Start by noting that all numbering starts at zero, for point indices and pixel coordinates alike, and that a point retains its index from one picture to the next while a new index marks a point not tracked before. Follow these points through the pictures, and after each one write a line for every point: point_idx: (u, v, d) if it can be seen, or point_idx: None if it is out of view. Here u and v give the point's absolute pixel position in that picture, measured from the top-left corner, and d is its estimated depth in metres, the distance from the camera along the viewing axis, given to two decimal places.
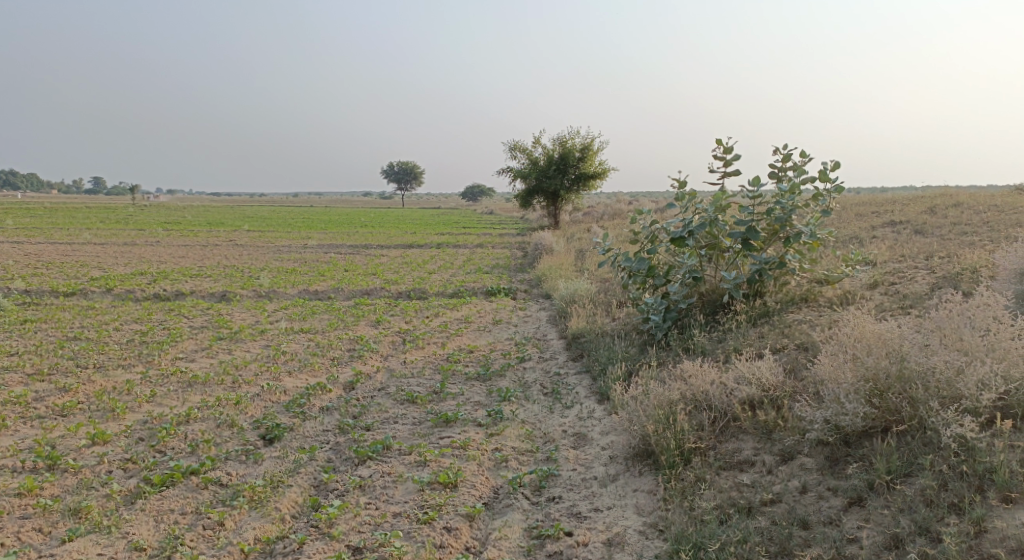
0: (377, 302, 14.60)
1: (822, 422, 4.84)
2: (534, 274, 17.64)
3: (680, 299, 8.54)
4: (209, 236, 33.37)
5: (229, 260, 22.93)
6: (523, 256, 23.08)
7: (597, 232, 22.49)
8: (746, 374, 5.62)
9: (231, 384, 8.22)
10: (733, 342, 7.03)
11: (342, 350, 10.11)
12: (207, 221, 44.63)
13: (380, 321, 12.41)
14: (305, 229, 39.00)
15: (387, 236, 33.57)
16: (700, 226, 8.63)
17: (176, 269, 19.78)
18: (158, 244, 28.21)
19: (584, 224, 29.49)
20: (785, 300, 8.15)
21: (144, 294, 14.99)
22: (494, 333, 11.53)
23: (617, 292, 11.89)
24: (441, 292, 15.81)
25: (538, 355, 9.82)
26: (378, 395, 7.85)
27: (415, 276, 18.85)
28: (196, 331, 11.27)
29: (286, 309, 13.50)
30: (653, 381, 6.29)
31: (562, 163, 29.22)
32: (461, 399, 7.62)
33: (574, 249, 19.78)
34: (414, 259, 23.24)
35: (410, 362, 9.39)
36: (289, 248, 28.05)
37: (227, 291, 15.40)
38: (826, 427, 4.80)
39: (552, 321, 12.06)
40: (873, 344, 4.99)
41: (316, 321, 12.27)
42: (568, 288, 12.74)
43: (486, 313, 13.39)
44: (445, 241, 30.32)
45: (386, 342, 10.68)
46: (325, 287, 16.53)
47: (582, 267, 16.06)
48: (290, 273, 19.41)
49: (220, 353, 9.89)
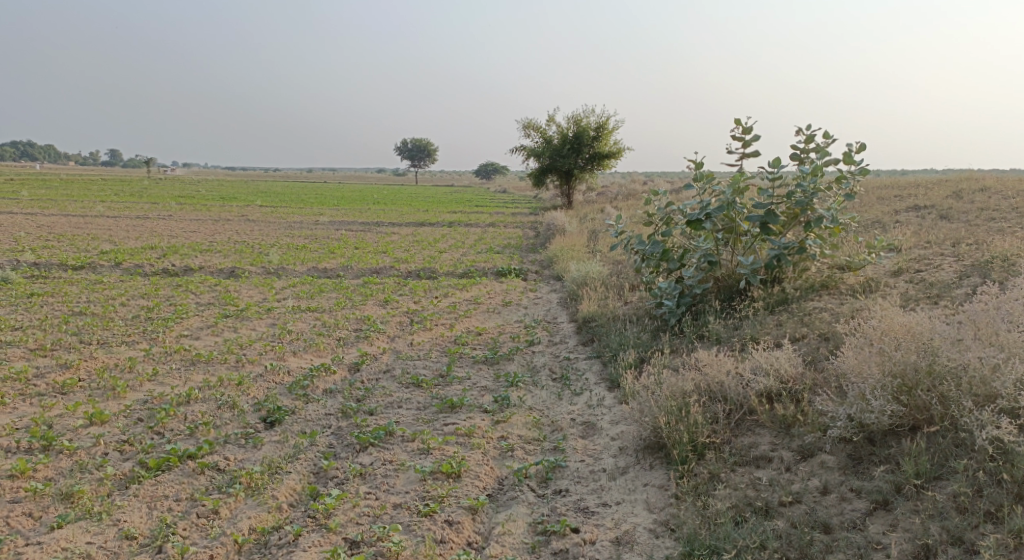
0: (387, 281, 14.41)
1: (846, 419, 4.62)
2: (546, 254, 17.40)
3: (695, 284, 8.29)
4: (221, 211, 33.26)
5: (240, 236, 22.80)
6: (535, 236, 22.82)
7: (611, 212, 22.18)
8: (763, 365, 5.38)
9: (234, 363, 8.07)
10: (749, 330, 6.78)
11: (349, 330, 9.94)
12: (219, 196, 44.54)
13: (389, 301, 12.23)
14: (317, 205, 38.89)
15: (399, 214, 33.37)
16: (717, 209, 8.36)
17: (187, 244, 19.68)
18: (170, 218, 28.15)
19: (598, 204, 29.12)
20: (804, 286, 7.88)
21: (152, 269, 14.88)
22: (503, 315, 11.32)
23: (630, 275, 11.63)
24: (451, 272, 15.61)
25: (548, 339, 9.60)
26: (383, 378, 7.68)
27: (425, 255, 18.66)
28: (202, 307, 11.14)
29: (294, 287, 13.34)
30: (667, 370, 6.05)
31: (577, 141, 28.82)
32: (468, 384, 7.43)
33: (587, 230, 19.49)
34: (425, 237, 23.02)
35: (417, 344, 9.21)
36: (301, 224, 27.91)
37: (236, 268, 15.26)
38: (851, 424, 4.58)
39: (562, 304, 11.83)
40: (902, 338, 4.74)
41: (324, 299, 12.10)
42: (580, 269, 12.49)
43: (496, 294, 13.18)
44: (457, 219, 30.11)
45: (393, 323, 10.50)
46: (335, 265, 16.36)
47: (595, 249, 15.78)
48: (300, 250, 19.26)
49: (226, 331, 9.75)
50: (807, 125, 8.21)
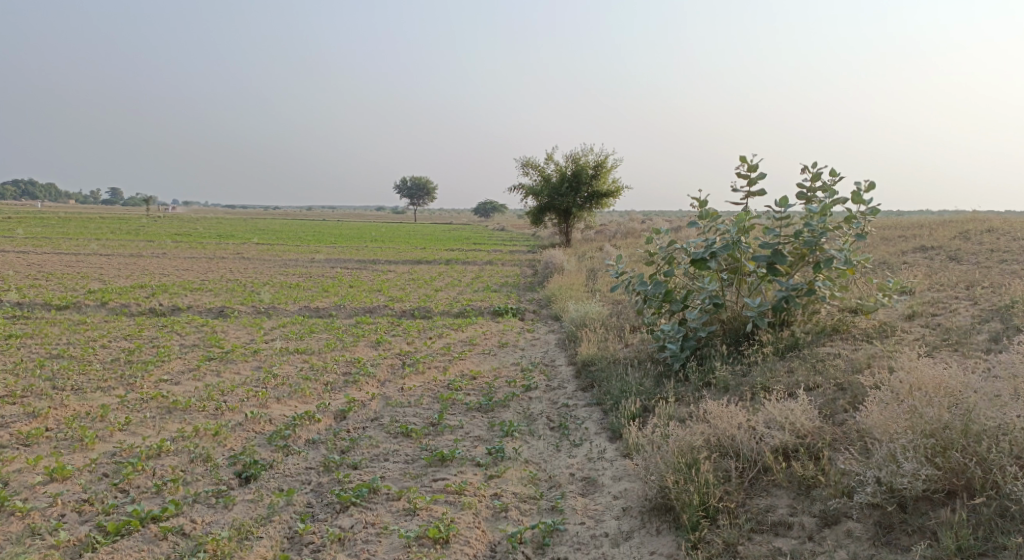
0: (380, 321, 14.01)
1: (875, 483, 4.27)
2: (544, 293, 17.04)
3: (700, 327, 7.92)
4: (217, 248, 32.94)
5: (233, 274, 22.45)
6: (533, 274, 22.49)
7: (610, 250, 21.89)
8: (778, 418, 5.00)
9: (214, 411, 7.64)
10: (758, 377, 6.40)
11: (338, 374, 9.51)
12: (216, 233, 44.29)
13: (381, 342, 11.82)
14: (314, 242, 38.66)
15: (396, 252, 33.13)
16: (722, 249, 8.03)
17: (178, 282, 19.31)
18: (164, 256, 27.84)
19: (596, 242, 28.89)
20: (815, 329, 7.51)
21: (139, 308, 14.48)
22: (499, 357, 10.91)
23: (630, 316, 11.26)
24: (446, 312, 15.22)
25: (546, 384, 9.19)
26: (370, 427, 7.24)
27: (421, 294, 18.29)
28: (186, 349, 10.72)
29: (284, 327, 12.93)
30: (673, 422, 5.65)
31: (574, 180, 28.72)
32: (461, 434, 7.00)
33: (586, 268, 19.17)
34: (421, 276, 22.68)
35: (408, 389, 8.79)
36: (296, 262, 27.59)
37: (225, 307, 14.87)
38: (880, 490, 4.22)
39: (561, 345, 11.44)
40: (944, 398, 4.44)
41: (314, 341, 11.70)
42: (579, 310, 12.10)
43: (492, 334, 12.78)
44: (454, 257, 29.82)
45: (384, 366, 10.09)
46: (327, 304, 15.98)
47: (594, 288, 15.42)
48: (293, 288, 18.89)
49: (208, 375, 9.32)
50: (814, 163, 7.92)
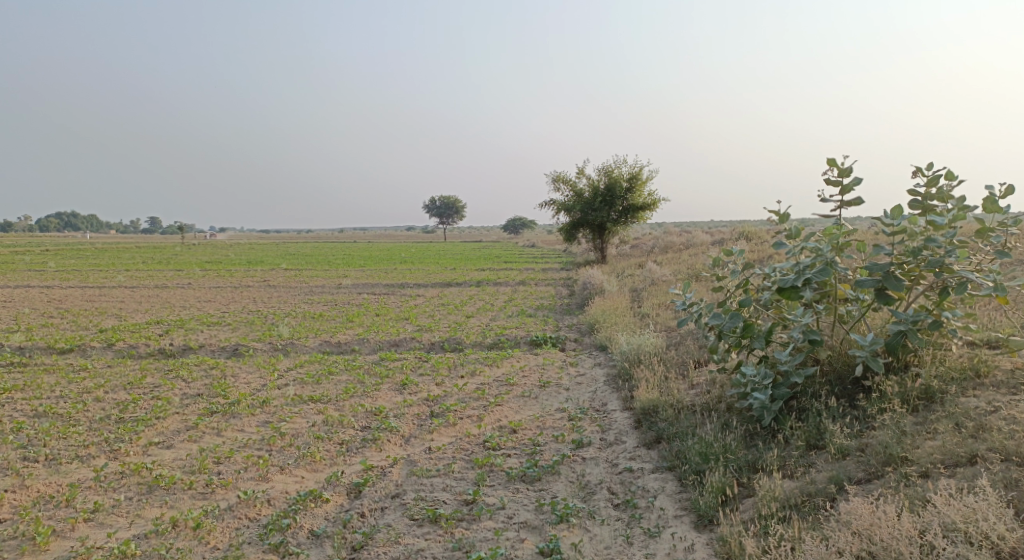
0: (406, 357, 12.60)
1: None
2: (584, 318, 15.53)
3: (794, 371, 6.45)
4: (244, 276, 31.78)
5: (255, 305, 21.25)
6: (569, 296, 20.99)
7: (651, 267, 20.38)
8: (962, 528, 4.28)
9: (202, 489, 6.29)
10: (896, 448, 5.24)
11: (355, 429, 8.11)
12: (246, 260, 43.31)
13: (407, 385, 10.40)
14: (343, 267, 37.53)
15: (425, 274, 31.79)
16: (819, 273, 6.61)
17: (193, 317, 18.06)
18: (187, 287, 26.79)
19: (634, 259, 27.29)
20: (949, 373, 6.05)
21: (147, 348, 13.23)
22: (543, 401, 9.46)
23: (692, 349, 9.78)
24: (479, 343, 13.76)
25: (600, 436, 7.79)
26: (391, 508, 5.85)
27: (451, 322, 16.86)
28: (188, 399, 9.41)
29: (300, 368, 11.59)
30: (817, 518, 4.88)
31: (609, 195, 27.28)
32: (503, 519, 5.62)
33: (627, 289, 17.62)
34: (452, 300, 21.28)
35: (437, 448, 7.37)
36: (322, 289, 26.34)
37: (239, 344, 13.57)
38: None
39: (610, 384, 9.96)
40: None
41: (332, 385, 10.30)
42: (630, 341, 10.62)
43: (531, 370, 11.30)
44: (486, 278, 28.44)
45: (409, 417, 8.67)
46: (350, 337, 14.60)
47: (642, 313, 13.89)
48: (316, 320, 17.56)
49: (206, 435, 7.98)
50: (928, 165, 6.66)
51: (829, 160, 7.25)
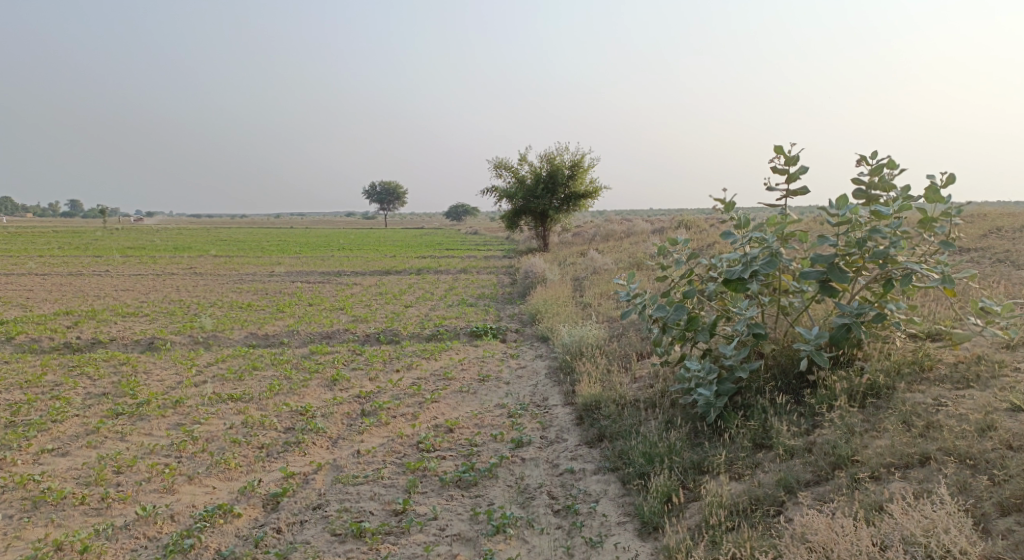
0: (339, 350, 11.96)
1: None
2: (525, 308, 15.13)
3: (738, 366, 6.12)
4: (170, 264, 30.32)
5: (179, 294, 20.14)
6: (511, 284, 20.58)
7: (592, 255, 20.13)
8: (921, 541, 4.04)
9: (95, 504, 5.61)
10: (845, 449, 4.93)
11: (277, 431, 7.49)
12: (174, 246, 41.38)
13: (338, 381, 9.78)
14: (277, 254, 36.25)
15: (363, 261, 30.91)
16: (765, 264, 6.30)
17: (111, 307, 16.94)
18: (106, 275, 25.27)
19: (576, 247, 27.06)
20: (891, 366, 5.75)
21: (52, 342, 12.23)
22: (481, 396, 8.99)
23: (635, 342, 9.45)
24: (416, 335, 13.20)
25: (540, 435, 7.36)
26: (312, 522, 5.32)
27: (388, 312, 16.23)
28: (92, 401, 8.60)
29: (221, 363, 10.83)
30: (769, 529, 4.57)
31: (550, 182, 26.93)
32: (433, 533, 5.16)
33: (570, 278, 17.27)
34: (390, 289, 20.62)
35: (366, 451, 6.82)
36: (253, 277, 25.23)
37: (157, 337, 12.68)
38: None
39: (551, 377, 9.56)
40: None
41: (255, 382, 9.62)
42: (571, 333, 10.25)
43: (469, 363, 10.81)
44: (426, 266, 27.78)
45: (337, 416, 8.09)
46: (279, 329, 13.84)
47: (584, 303, 13.53)
48: (244, 310, 16.67)
49: (108, 441, 7.25)
50: (872, 153, 6.37)
51: (774, 147, 6.95)
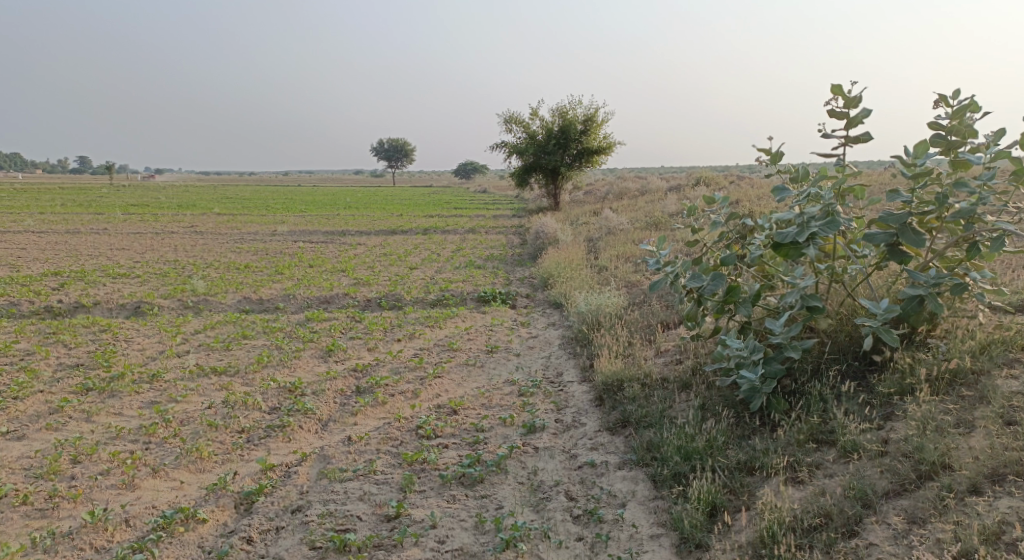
0: (336, 316, 11.12)
1: None
2: (536, 271, 14.24)
3: (789, 344, 5.23)
4: (170, 222, 29.44)
5: (175, 254, 19.32)
6: (521, 245, 19.66)
7: (606, 214, 19.14)
8: None
9: (40, 505, 4.85)
10: (933, 452, 4.07)
11: (260, 412, 6.67)
12: (178, 205, 40.57)
13: (333, 351, 8.96)
14: (280, 212, 35.30)
15: (369, 221, 30.00)
16: (825, 225, 5.38)
17: (100, 268, 16.13)
18: (102, 233, 24.46)
19: (588, 206, 26.02)
20: (981, 344, 4.86)
21: (31, 306, 11.45)
22: (490, 370, 8.18)
23: (658, 310, 8.58)
24: (420, 299, 12.37)
25: (555, 417, 6.53)
26: (289, 530, 4.61)
27: (392, 274, 15.39)
28: (62, 374, 7.82)
29: (209, 331, 10.03)
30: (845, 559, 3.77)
31: (563, 137, 25.80)
32: (432, 550, 4.41)
33: (583, 239, 16.30)
34: (395, 250, 19.73)
35: (358, 438, 6.00)
36: (254, 236, 24.38)
37: (143, 301, 11.87)
38: None
39: (566, 349, 8.71)
40: None
41: (243, 353, 8.83)
42: (588, 300, 9.38)
43: (477, 332, 9.97)
44: (433, 225, 26.86)
45: (329, 394, 7.26)
46: (276, 292, 13.02)
47: (600, 267, 12.61)
48: (241, 272, 15.83)
49: (71, 422, 6.48)
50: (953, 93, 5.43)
51: (832, 86, 5.98)
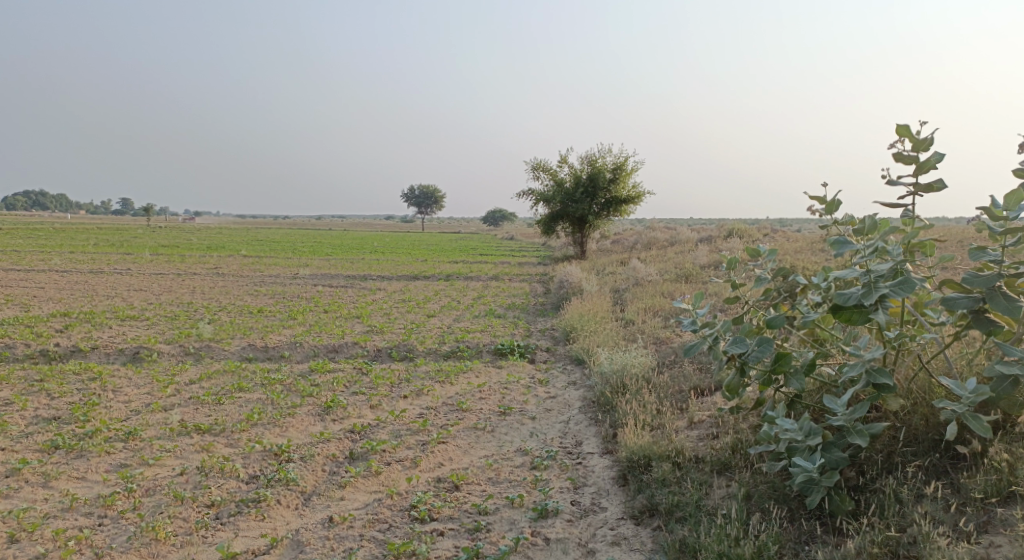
0: (342, 368, 10.36)
1: None
2: (558, 323, 13.39)
3: (854, 429, 4.34)
4: (194, 263, 29.20)
5: (189, 296, 18.81)
6: (545, 294, 18.85)
7: (634, 264, 18.29)
8: None
9: None
10: None
11: (237, 482, 5.88)
12: (205, 245, 40.59)
13: (331, 409, 8.17)
14: (304, 255, 34.97)
15: (392, 265, 29.45)
16: (897, 286, 4.53)
17: (110, 309, 15.62)
18: (123, 273, 24.17)
19: (616, 255, 25.21)
20: None
21: (26, 348, 10.89)
22: (502, 436, 7.33)
23: (690, 373, 7.71)
24: (433, 351, 11.59)
25: (570, 498, 5.66)
26: None
27: (407, 323, 14.64)
28: (32, 428, 7.13)
29: (204, 381, 9.31)
30: None
31: (591, 186, 25.19)
32: None
33: (609, 290, 15.48)
34: (414, 297, 19.03)
35: (340, 519, 5.21)
36: (274, 279, 23.90)
37: (143, 346, 11.24)
38: None
39: (587, 413, 7.84)
40: None
41: (234, 408, 8.08)
42: (612, 358, 8.53)
43: (491, 390, 9.13)
44: (457, 271, 26.19)
45: (318, 461, 6.47)
46: (283, 340, 12.33)
47: (627, 321, 11.75)
48: (252, 316, 15.20)
49: (27, 487, 5.78)
50: None
51: (897, 126, 5.21)
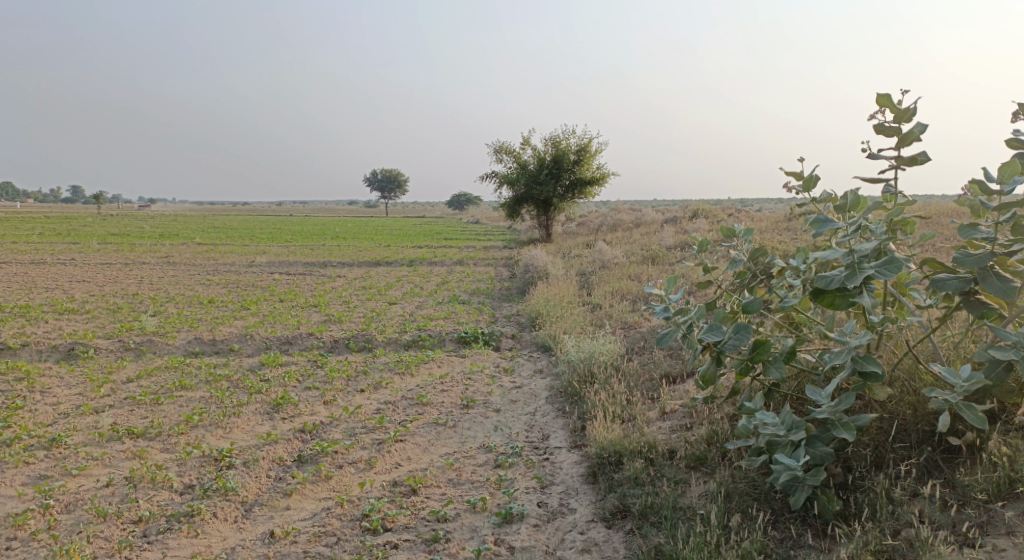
0: (296, 361, 9.78)
1: None
2: (523, 309, 12.94)
3: (839, 422, 3.96)
4: (146, 252, 28.06)
5: (138, 287, 17.92)
6: (510, 279, 18.40)
7: (600, 247, 17.92)
8: None
9: None
10: None
11: (169, 493, 5.33)
12: (159, 233, 39.19)
13: (281, 406, 7.62)
14: (262, 242, 33.93)
15: (354, 251, 28.71)
16: (883, 267, 4.15)
17: (50, 303, 14.74)
18: (69, 264, 23.04)
19: (582, 238, 24.87)
20: None
21: None
22: (463, 432, 6.87)
23: (661, 360, 7.33)
24: (393, 340, 11.06)
25: (535, 499, 5.25)
26: None
27: (367, 311, 14.07)
28: None
29: (144, 380, 8.67)
30: None
31: (556, 167, 24.73)
32: None
33: (575, 273, 15.07)
34: (376, 283, 18.41)
35: (282, 534, 4.73)
36: (230, 268, 23.01)
37: (80, 342, 10.51)
38: None
39: (554, 404, 7.41)
40: None
41: (173, 409, 7.48)
42: (579, 346, 8.11)
43: (453, 381, 8.65)
44: (421, 257, 25.57)
45: (262, 466, 5.94)
46: (234, 332, 11.68)
47: (593, 305, 11.34)
48: (202, 308, 14.45)
49: None
50: None
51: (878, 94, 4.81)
